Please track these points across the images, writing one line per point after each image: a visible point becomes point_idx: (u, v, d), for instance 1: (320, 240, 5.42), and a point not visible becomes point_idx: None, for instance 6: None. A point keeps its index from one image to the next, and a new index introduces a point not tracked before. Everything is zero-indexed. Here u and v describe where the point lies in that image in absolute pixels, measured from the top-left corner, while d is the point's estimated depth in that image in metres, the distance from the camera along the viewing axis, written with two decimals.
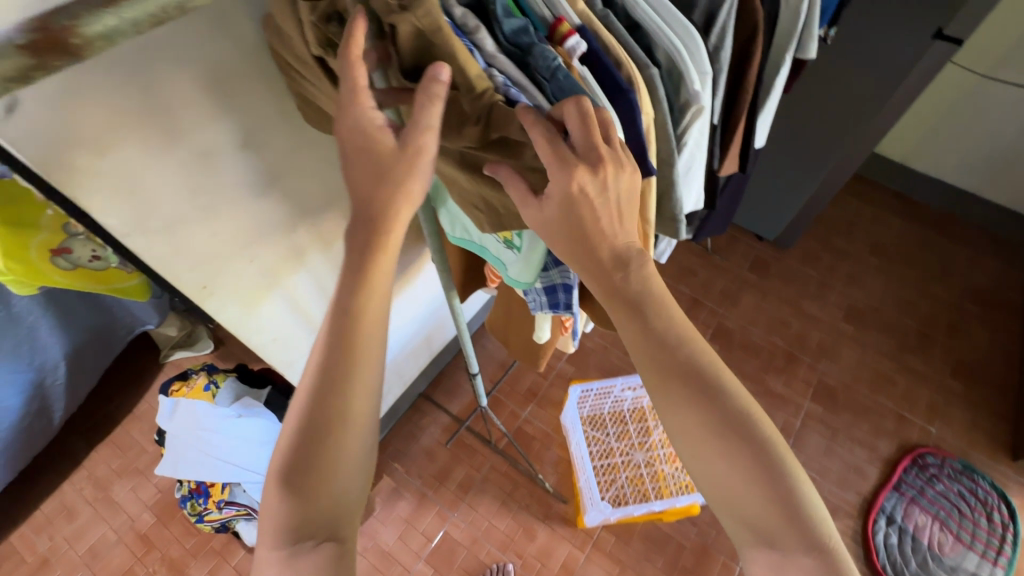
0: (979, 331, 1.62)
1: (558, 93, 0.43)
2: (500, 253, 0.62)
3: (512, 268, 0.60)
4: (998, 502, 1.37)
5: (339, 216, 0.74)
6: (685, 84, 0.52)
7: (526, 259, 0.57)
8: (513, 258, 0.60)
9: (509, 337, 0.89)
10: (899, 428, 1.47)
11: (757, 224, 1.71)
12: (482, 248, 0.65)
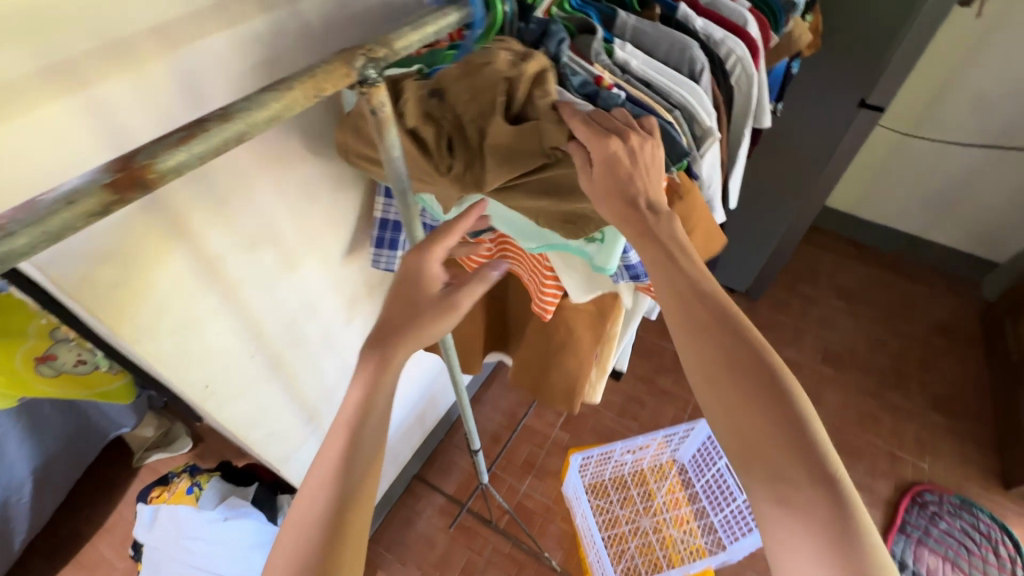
0: (948, 363, 1.70)
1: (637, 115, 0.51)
2: (580, 247, 0.60)
3: (596, 258, 0.59)
4: (1000, 535, 1.38)
5: (342, 298, 0.77)
6: (699, 121, 0.56)
7: (613, 247, 0.57)
8: (593, 250, 0.59)
9: (541, 382, 0.91)
10: (893, 467, 1.49)
11: (727, 278, 1.80)
12: (558, 249, 0.61)
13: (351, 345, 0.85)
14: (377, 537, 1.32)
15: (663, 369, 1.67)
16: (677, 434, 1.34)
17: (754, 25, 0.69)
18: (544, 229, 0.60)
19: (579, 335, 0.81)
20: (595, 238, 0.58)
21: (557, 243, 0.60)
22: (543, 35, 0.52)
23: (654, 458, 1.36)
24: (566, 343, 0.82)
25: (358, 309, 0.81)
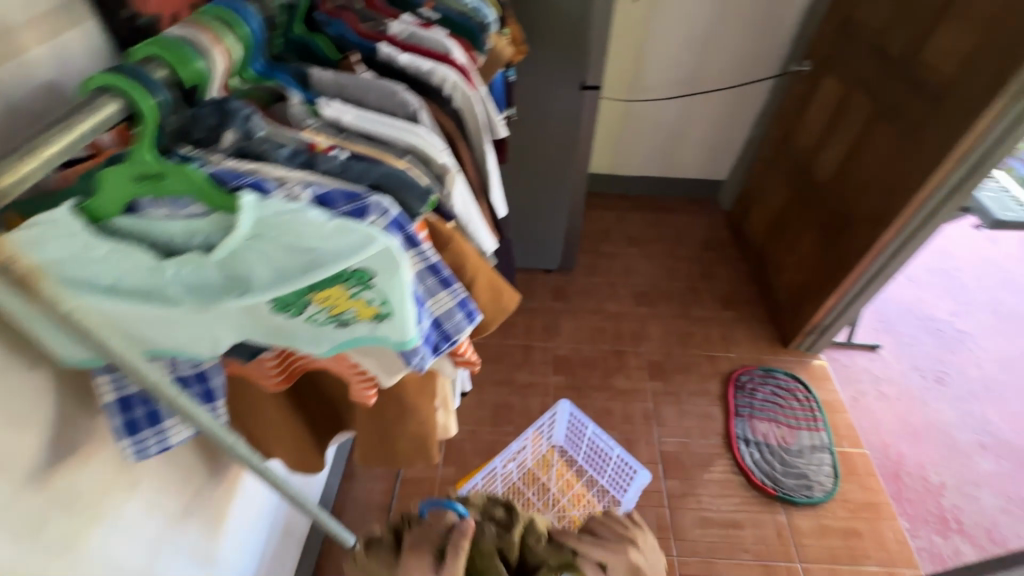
0: (719, 268, 2.09)
1: (360, 178, 0.46)
2: (371, 331, 0.46)
3: (391, 337, 0.46)
4: (795, 383, 1.74)
5: (117, 462, 0.61)
6: (433, 161, 0.56)
7: (407, 318, 0.45)
8: (385, 327, 0.45)
9: (394, 454, 0.80)
10: (714, 367, 1.78)
11: (540, 261, 1.93)
12: (351, 343, 0.47)
13: (145, 516, 0.68)
14: None
15: (517, 366, 1.74)
16: (546, 421, 1.40)
17: (460, 52, 0.73)
18: (315, 325, 0.44)
19: (412, 396, 0.72)
20: (383, 314, 0.44)
21: (343, 335, 0.46)
22: (223, 114, 0.46)
23: (535, 453, 1.39)
24: (401, 411, 0.73)
25: (143, 469, 0.67)
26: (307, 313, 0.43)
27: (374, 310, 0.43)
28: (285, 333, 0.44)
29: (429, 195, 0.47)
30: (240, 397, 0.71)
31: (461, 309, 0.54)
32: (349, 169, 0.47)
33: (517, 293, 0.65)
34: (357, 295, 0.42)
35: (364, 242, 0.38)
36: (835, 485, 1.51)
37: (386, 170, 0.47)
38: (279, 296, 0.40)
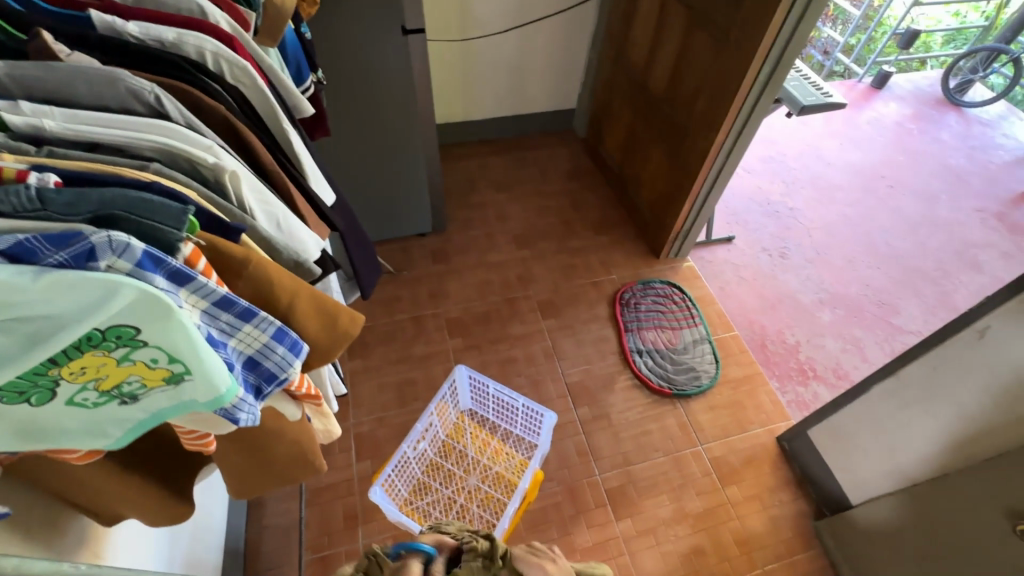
0: (587, 196, 2.14)
1: (74, 208, 0.40)
2: (174, 398, 0.45)
3: (200, 397, 0.45)
4: (671, 289, 1.89)
5: None
6: (200, 161, 0.53)
7: (205, 372, 0.43)
8: (188, 390, 0.44)
9: (278, 476, 0.73)
10: (600, 291, 1.86)
11: (411, 227, 1.84)
12: (159, 416, 0.47)
13: None
14: None
15: (411, 340, 1.68)
16: (449, 390, 1.38)
17: (222, 17, 0.65)
18: (103, 407, 0.44)
19: (271, 425, 0.64)
20: (178, 373, 0.43)
21: (144, 408, 0.46)
22: None
23: (445, 424, 1.36)
24: (266, 439, 0.65)
25: None
26: (86, 399, 0.43)
27: (161, 372, 0.43)
28: (74, 422, 0.44)
29: (188, 212, 0.43)
30: (58, 478, 0.58)
31: (279, 346, 0.51)
32: (62, 203, 0.39)
33: (356, 314, 0.59)
34: (128, 358, 0.41)
35: (97, 292, 0.35)
36: (717, 369, 1.69)
37: (111, 193, 0.41)
38: (12, 384, 0.38)
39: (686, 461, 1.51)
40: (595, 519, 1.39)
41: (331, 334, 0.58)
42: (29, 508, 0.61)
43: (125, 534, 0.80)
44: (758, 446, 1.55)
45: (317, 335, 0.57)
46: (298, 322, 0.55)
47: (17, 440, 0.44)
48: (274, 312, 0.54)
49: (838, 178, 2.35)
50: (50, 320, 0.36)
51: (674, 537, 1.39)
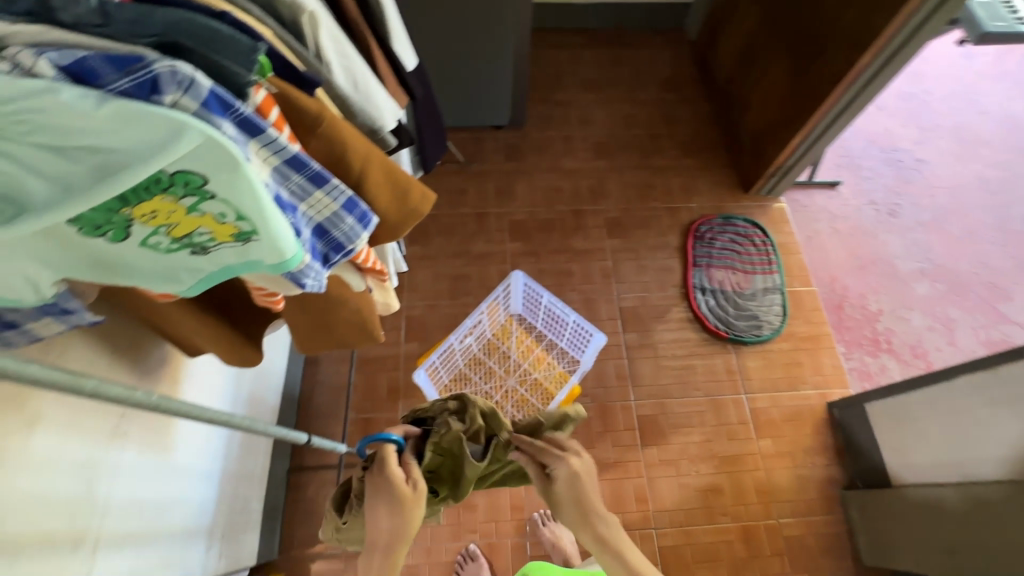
0: (683, 110, 1.92)
1: (136, 30, 0.35)
2: (242, 257, 0.44)
3: (267, 259, 0.44)
4: (754, 229, 1.73)
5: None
6: None
7: (273, 234, 0.41)
8: (256, 251, 0.43)
9: (337, 335, 0.76)
10: (674, 219, 1.73)
11: (488, 117, 1.73)
12: (228, 272, 0.46)
13: (55, 447, 0.63)
14: (288, 546, 1.27)
15: (472, 235, 1.66)
16: (502, 293, 1.37)
17: None
18: (175, 254, 0.44)
19: (337, 292, 0.66)
20: (246, 233, 0.41)
21: (213, 262, 0.45)
22: None
23: (493, 324, 1.38)
24: (330, 302, 0.67)
25: (41, 398, 0.61)
26: (159, 244, 0.42)
27: (231, 230, 0.41)
28: (148, 265, 0.44)
29: (258, 52, 0.39)
30: (141, 308, 0.62)
31: (346, 218, 0.50)
32: (126, 19, 0.35)
33: (429, 189, 0.59)
34: (197, 209, 0.39)
35: (163, 132, 0.33)
36: (782, 322, 1.59)
37: (179, 15, 0.37)
38: (89, 217, 0.38)
39: (725, 407, 1.48)
40: (621, 439, 1.43)
41: (403, 209, 0.58)
42: (117, 330, 0.67)
43: (203, 363, 0.89)
44: (804, 408, 1.49)
45: (387, 206, 0.57)
46: (369, 193, 0.55)
47: (94, 274, 0.44)
48: (347, 179, 0.53)
49: (990, 132, 1.97)
50: (121, 154, 0.34)
51: (694, 473, 1.41)
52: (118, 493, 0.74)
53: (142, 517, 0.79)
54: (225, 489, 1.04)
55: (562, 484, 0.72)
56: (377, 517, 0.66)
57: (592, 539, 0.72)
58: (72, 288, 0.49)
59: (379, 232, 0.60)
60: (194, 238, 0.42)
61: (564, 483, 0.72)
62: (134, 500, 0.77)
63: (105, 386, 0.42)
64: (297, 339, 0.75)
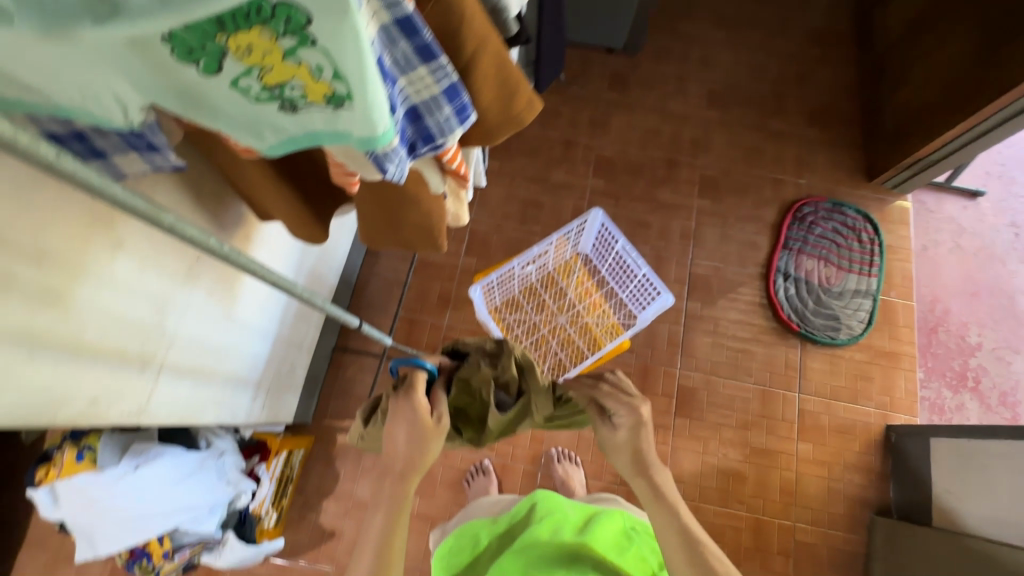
0: (823, 71, 1.67)
1: None
2: (331, 126, 0.39)
3: (356, 132, 0.39)
4: (864, 223, 1.54)
5: (87, 211, 0.57)
6: None
7: (369, 103, 0.36)
8: (346, 120, 0.38)
9: (403, 236, 0.74)
10: (776, 193, 1.57)
11: (602, 37, 1.57)
12: (312, 140, 0.41)
13: (136, 273, 0.66)
14: (322, 415, 1.36)
15: (554, 163, 1.57)
16: (574, 228, 1.30)
17: None
18: (263, 107, 0.39)
19: (410, 190, 0.62)
20: (340, 97, 0.36)
21: (300, 125, 0.40)
22: None
23: (558, 259, 1.33)
24: (404, 199, 0.63)
25: (126, 228, 0.63)
26: (249, 89, 0.37)
27: (326, 89, 0.36)
28: (234, 111, 0.40)
29: None
30: (224, 158, 0.61)
31: (444, 106, 0.44)
32: None
33: (537, 96, 0.54)
34: (294, 55, 0.34)
35: None
36: (863, 331, 1.46)
37: None
38: (182, 38, 0.33)
39: (773, 400, 1.41)
40: (655, 403, 1.40)
41: (506, 111, 0.53)
42: (202, 176, 0.67)
43: (272, 229, 0.90)
44: (858, 424, 1.40)
45: (489, 105, 0.51)
46: (475, 81, 0.49)
47: (179, 107, 0.40)
48: (454, 61, 0.46)
49: None
50: None
51: (721, 455, 1.37)
52: (182, 333, 0.78)
53: (200, 356, 0.84)
54: (276, 351, 1.09)
55: (622, 428, 0.71)
56: (394, 435, 0.69)
57: (644, 483, 0.68)
58: (160, 124, 0.47)
59: (472, 131, 0.55)
60: (285, 93, 0.37)
61: (624, 429, 0.71)
62: (196, 341, 0.82)
63: (181, 223, 0.41)
64: (362, 227, 0.72)
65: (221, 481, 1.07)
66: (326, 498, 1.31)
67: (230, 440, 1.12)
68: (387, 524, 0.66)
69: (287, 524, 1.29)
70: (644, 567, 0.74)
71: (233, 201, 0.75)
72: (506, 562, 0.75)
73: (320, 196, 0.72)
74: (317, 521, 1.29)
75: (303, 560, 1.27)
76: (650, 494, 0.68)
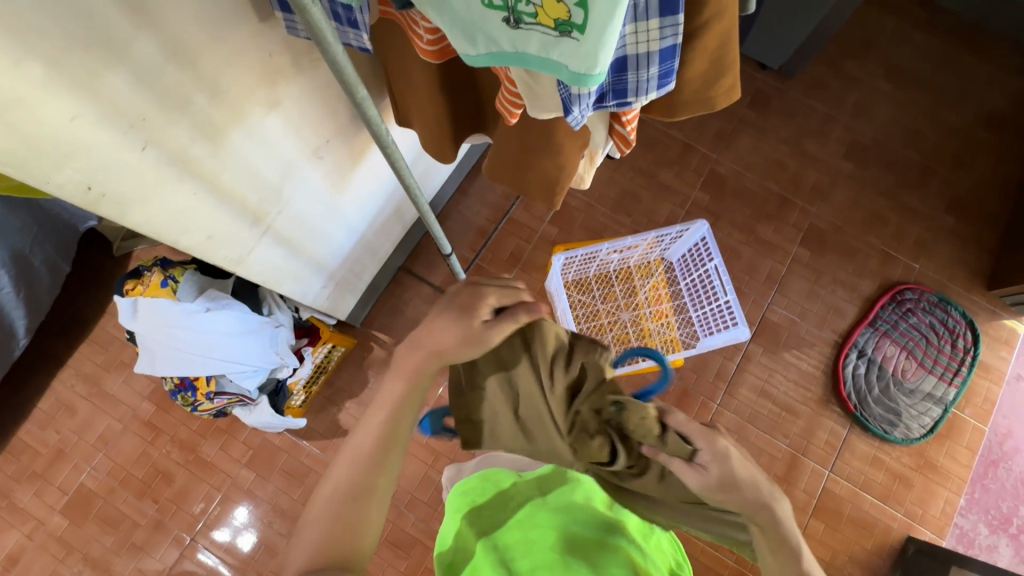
0: (983, 159, 1.52)
1: None
2: (544, 51, 0.39)
3: (569, 65, 0.38)
4: (964, 330, 1.43)
5: (266, 66, 0.60)
6: None
7: (598, 42, 0.36)
8: (567, 50, 0.38)
9: (526, 181, 0.73)
10: (882, 267, 1.47)
11: (763, 51, 1.49)
12: (518, 58, 0.41)
13: (279, 134, 0.69)
14: (369, 322, 1.41)
15: (666, 161, 1.53)
16: (671, 233, 1.27)
17: None
18: (489, 13, 0.38)
19: (563, 137, 0.61)
20: (573, 24, 0.36)
21: (514, 41, 0.39)
22: None
23: (642, 257, 1.31)
24: (547, 144, 0.63)
25: (287, 92, 0.66)
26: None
27: (564, 13, 0.35)
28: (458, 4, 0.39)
29: None
30: (394, 47, 0.62)
31: (653, 67, 0.44)
32: None
33: (737, 87, 0.53)
34: None
35: None
36: (920, 437, 1.38)
37: None
38: None
39: (800, 468, 1.36)
40: None
41: (701, 92, 0.52)
42: (365, 63, 0.68)
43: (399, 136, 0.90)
44: (878, 523, 1.34)
45: (692, 80, 0.50)
46: (693, 51, 0.47)
47: None
48: (684, 23, 0.45)
49: None
50: None
51: None
52: (292, 205, 0.82)
53: (301, 230, 0.88)
54: (356, 250, 1.14)
55: (712, 468, 0.61)
56: (441, 327, 0.62)
57: (767, 517, 0.64)
58: (369, 4, 0.49)
59: (659, 100, 0.54)
60: (521, 8, 0.37)
61: (715, 469, 0.61)
62: (301, 215, 0.86)
63: (368, 102, 0.45)
64: (491, 159, 0.73)
65: (272, 349, 1.14)
66: (350, 400, 1.38)
67: (288, 315, 1.17)
68: (405, 396, 0.68)
69: (309, 409, 1.37)
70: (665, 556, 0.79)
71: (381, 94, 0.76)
72: (539, 518, 0.77)
73: (463, 110, 0.73)
74: (335, 416, 1.37)
75: (310, 445, 1.35)
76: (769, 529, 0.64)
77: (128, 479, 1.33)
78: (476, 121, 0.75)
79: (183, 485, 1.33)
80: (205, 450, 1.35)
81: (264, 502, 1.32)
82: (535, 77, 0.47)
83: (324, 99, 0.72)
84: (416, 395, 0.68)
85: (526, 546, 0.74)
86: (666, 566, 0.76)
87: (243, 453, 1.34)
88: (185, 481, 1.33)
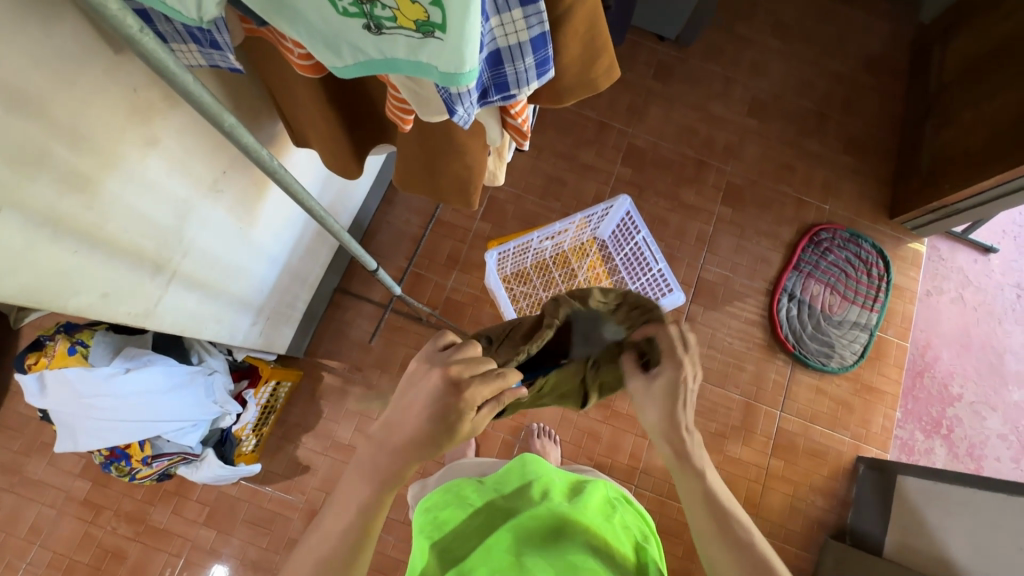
0: (868, 100, 1.64)
1: None
2: (412, 54, 0.38)
3: (439, 65, 0.37)
4: (876, 259, 1.54)
5: (128, 101, 0.55)
6: None
7: (460, 39, 0.35)
8: (434, 50, 0.37)
9: (438, 186, 0.72)
10: (797, 213, 1.56)
11: (658, 24, 1.53)
12: (390, 65, 0.40)
13: (164, 174, 0.64)
14: (313, 351, 1.35)
15: (584, 143, 1.55)
16: (598, 212, 1.29)
17: None
18: (347, 20, 0.37)
19: (462, 138, 0.61)
20: (432, 24, 0.35)
21: (381, 47, 0.38)
22: None
23: (574, 239, 1.32)
24: (448, 147, 0.62)
25: (162, 126, 0.61)
26: None
27: (420, 13, 0.34)
28: (317, 17, 0.37)
29: None
30: (272, 66, 0.59)
31: (528, 57, 0.43)
32: None
33: (616, 65, 0.54)
34: None
35: None
36: (854, 363, 1.48)
37: None
38: None
39: (754, 414, 1.44)
40: None
41: (583, 76, 0.52)
42: (244, 86, 0.64)
43: (301, 157, 0.86)
44: (830, 450, 1.43)
45: (570, 65, 0.51)
46: (565, 34, 0.47)
47: (262, 6, 0.38)
48: (550, 9, 0.45)
49: None
50: None
51: None
52: (196, 245, 0.76)
53: (213, 271, 0.83)
54: (283, 280, 1.08)
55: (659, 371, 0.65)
56: (415, 401, 0.57)
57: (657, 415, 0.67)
58: (228, 24, 0.47)
59: (545, 88, 0.54)
60: (378, 12, 0.35)
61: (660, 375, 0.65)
62: (208, 255, 0.80)
63: (239, 129, 0.42)
64: (399, 171, 0.71)
65: (208, 399, 1.07)
66: (306, 434, 1.32)
67: (221, 360, 1.11)
68: (376, 496, 0.58)
69: (263, 452, 1.30)
70: (628, 532, 0.80)
71: (271, 116, 0.72)
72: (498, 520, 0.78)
73: (361, 121, 0.70)
74: (293, 453, 1.31)
75: (272, 488, 1.28)
76: (700, 497, 0.65)
77: (74, 567, 1.22)
78: (377, 131, 0.73)
79: (137, 560, 1.23)
80: (156, 518, 1.25)
81: (232, 558, 1.25)
82: (417, 82, 0.46)
83: (206, 128, 0.67)
84: (391, 491, 0.59)
85: (485, 551, 0.72)
86: (630, 542, 0.78)
87: (200, 512, 1.26)
88: (139, 556, 1.24)
